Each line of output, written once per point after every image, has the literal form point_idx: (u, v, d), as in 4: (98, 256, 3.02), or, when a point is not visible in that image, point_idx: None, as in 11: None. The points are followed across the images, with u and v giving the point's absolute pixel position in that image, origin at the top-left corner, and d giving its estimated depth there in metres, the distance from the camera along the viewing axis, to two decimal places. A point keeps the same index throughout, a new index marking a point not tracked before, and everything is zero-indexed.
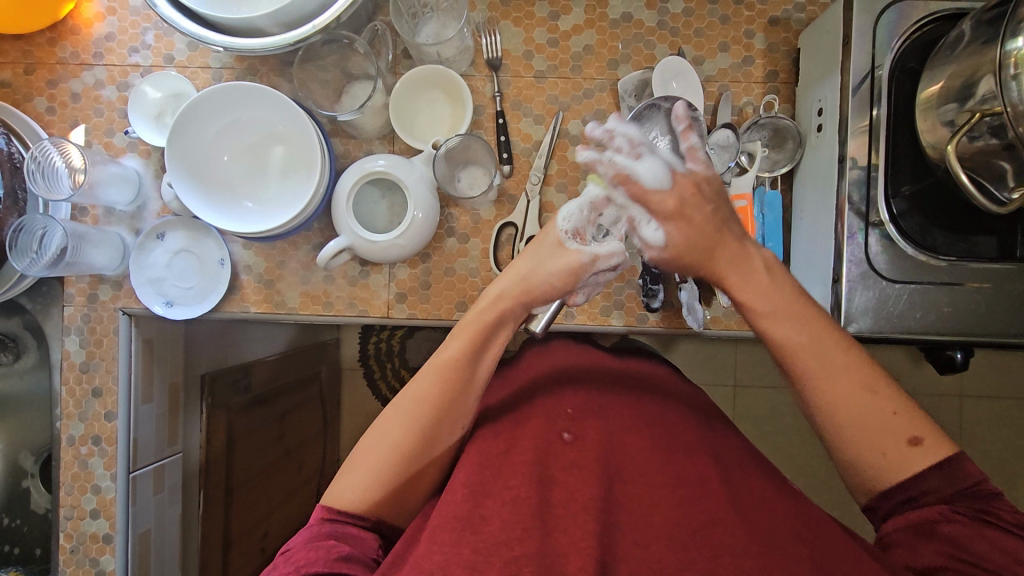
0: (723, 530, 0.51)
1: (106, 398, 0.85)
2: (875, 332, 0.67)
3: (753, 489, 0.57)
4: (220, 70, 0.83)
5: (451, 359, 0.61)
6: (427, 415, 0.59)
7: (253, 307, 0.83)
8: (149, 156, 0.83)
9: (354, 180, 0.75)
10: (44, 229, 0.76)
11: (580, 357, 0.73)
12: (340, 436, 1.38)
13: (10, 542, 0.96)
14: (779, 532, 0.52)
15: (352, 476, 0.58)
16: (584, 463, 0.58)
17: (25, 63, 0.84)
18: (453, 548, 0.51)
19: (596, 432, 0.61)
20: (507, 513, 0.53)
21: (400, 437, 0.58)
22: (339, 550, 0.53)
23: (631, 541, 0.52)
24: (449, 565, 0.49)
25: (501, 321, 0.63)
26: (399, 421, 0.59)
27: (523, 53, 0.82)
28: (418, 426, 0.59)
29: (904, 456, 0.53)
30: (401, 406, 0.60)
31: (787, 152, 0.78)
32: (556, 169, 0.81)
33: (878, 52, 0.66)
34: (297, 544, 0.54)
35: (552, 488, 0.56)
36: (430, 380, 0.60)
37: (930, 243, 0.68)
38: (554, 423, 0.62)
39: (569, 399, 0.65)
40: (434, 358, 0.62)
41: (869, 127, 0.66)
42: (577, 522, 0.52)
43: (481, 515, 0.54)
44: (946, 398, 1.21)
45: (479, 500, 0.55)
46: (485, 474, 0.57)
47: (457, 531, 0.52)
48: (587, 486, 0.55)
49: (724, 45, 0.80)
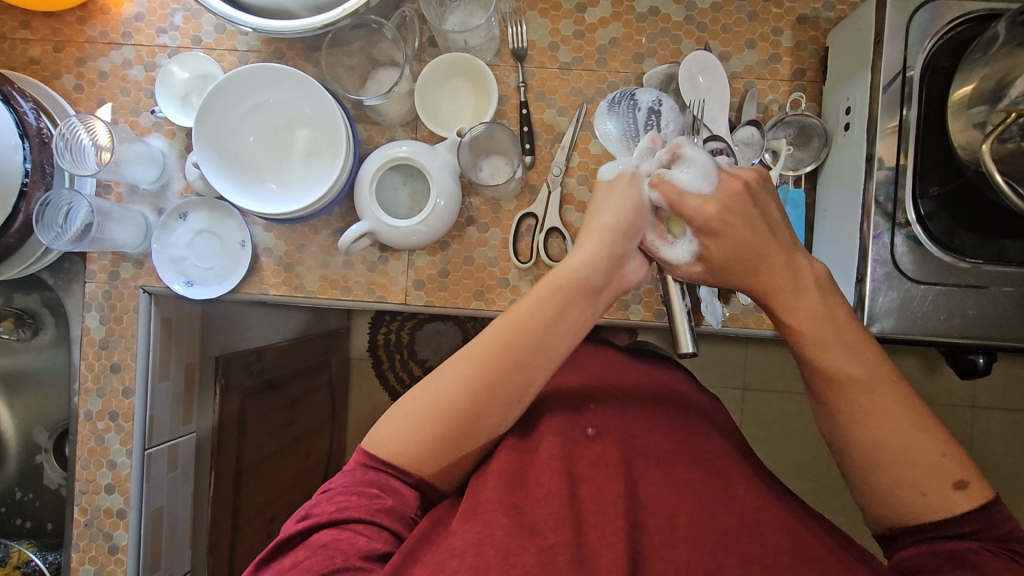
0: (750, 540, 0.51)
1: (125, 373, 0.85)
2: (898, 333, 0.66)
3: (779, 503, 0.55)
4: (246, 53, 0.83)
5: (512, 321, 0.59)
6: (476, 393, 0.57)
7: (272, 290, 0.83)
8: (174, 137, 0.84)
9: (377, 167, 0.75)
10: (70, 204, 0.77)
11: (605, 357, 0.73)
12: (346, 425, 1.39)
13: (22, 515, 0.97)
14: (805, 544, 0.51)
15: (394, 424, 0.57)
16: (609, 459, 0.58)
17: (55, 40, 0.85)
18: (487, 529, 0.50)
19: (619, 431, 0.61)
20: (539, 505, 0.53)
21: (449, 393, 0.56)
22: (381, 503, 0.53)
23: (657, 542, 0.52)
24: (483, 543, 0.49)
25: (579, 291, 0.61)
26: (424, 400, 0.56)
27: (548, 44, 0.82)
28: (446, 396, 0.56)
29: (933, 480, 0.51)
30: (434, 379, 0.58)
31: (812, 150, 0.78)
32: (578, 161, 0.81)
33: (909, 53, 0.65)
34: (338, 486, 0.54)
35: (579, 484, 0.56)
36: (469, 365, 0.57)
37: (956, 245, 0.67)
38: (577, 420, 0.63)
39: (593, 397, 0.66)
40: (498, 320, 0.60)
41: (899, 127, 0.65)
42: (607, 518, 0.52)
43: (514, 502, 0.53)
44: (958, 408, 1.20)
45: (511, 489, 0.54)
46: (514, 465, 0.57)
47: (493, 511, 0.51)
48: (613, 482, 0.56)
49: (752, 42, 0.80)
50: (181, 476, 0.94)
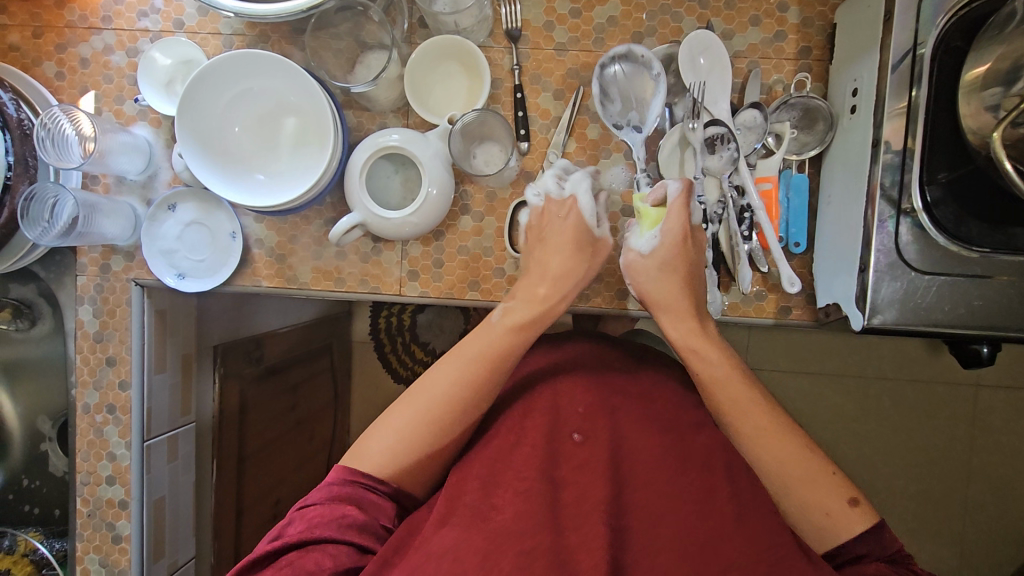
0: (727, 546, 0.51)
1: (121, 366, 0.85)
2: (900, 325, 0.65)
3: (764, 509, 0.55)
4: (231, 36, 0.80)
5: (493, 342, 0.66)
6: (455, 400, 0.62)
7: (265, 282, 0.82)
8: (159, 125, 0.82)
9: (368, 155, 0.73)
10: (55, 197, 0.75)
11: (600, 352, 0.71)
12: (350, 407, 1.40)
13: (29, 502, 0.99)
14: (782, 549, 0.51)
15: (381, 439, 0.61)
16: (594, 463, 0.57)
17: (34, 25, 0.82)
18: (464, 534, 0.52)
19: (607, 434, 0.60)
20: (518, 503, 0.54)
21: (432, 402, 0.62)
22: (351, 519, 0.56)
23: (637, 549, 0.53)
24: (459, 548, 0.51)
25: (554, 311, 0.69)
26: (407, 414, 0.62)
27: (544, 23, 0.78)
28: (430, 413, 0.62)
29: None
30: (414, 398, 0.63)
31: (817, 134, 0.75)
32: (575, 147, 0.79)
33: (921, 28, 0.61)
34: (314, 504, 0.57)
35: (562, 488, 0.56)
36: (450, 379, 0.63)
37: (964, 233, 0.64)
38: (563, 423, 0.62)
39: (586, 398, 0.64)
40: (479, 340, 0.66)
41: (907, 109, 0.62)
42: (588, 523, 0.53)
43: (493, 504, 0.55)
44: (960, 386, 1.19)
45: (490, 489, 0.56)
46: (496, 467, 0.58)
47: (468, 517, 0.54)
48: (597, 485, 0.55)
49: (756, 19, 0.77)
50: (182, 466, 0.95)
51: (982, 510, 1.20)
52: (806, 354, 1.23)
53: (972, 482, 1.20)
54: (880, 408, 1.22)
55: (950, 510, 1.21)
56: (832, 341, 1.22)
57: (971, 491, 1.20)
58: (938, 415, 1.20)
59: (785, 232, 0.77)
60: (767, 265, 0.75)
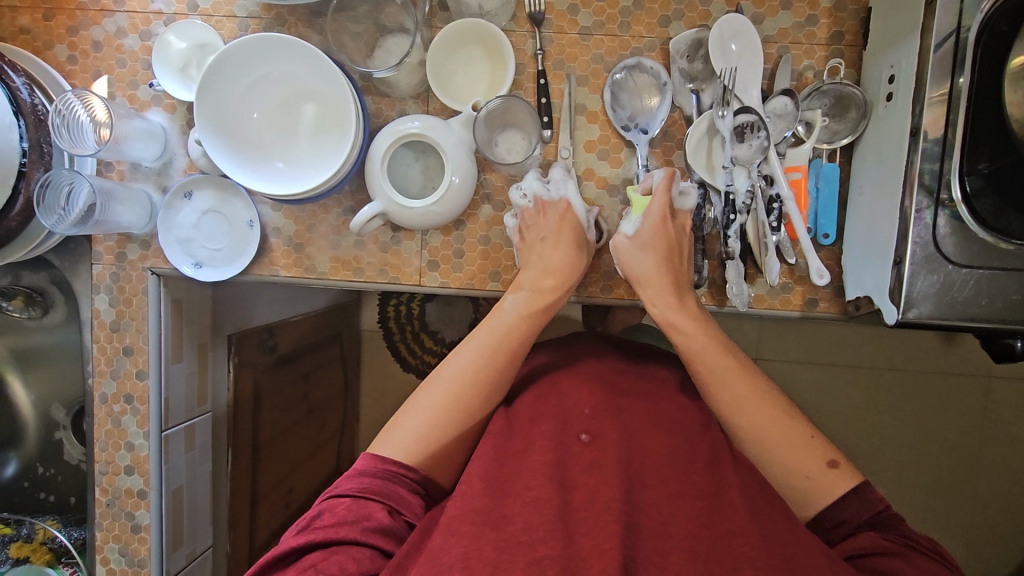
0: (744, 542, 0.50)
1: (137, 356, 0.84)
2: (936, 319, 0.64)
3: (773, 505, 0.54)
4: (246, 20, 0.78)
5: (508, 332, 0.66)
6: (469, 390, 0.63)
7: (283, 272, 0.81)
8: (174, 111, 0.80)
9: (388, 144, 0.72)
10: (71, 184, 0.74)
11: (600, 356, 0.71)
12: (360, 396, 1.39)
13: (45, 490, 0.99)
14: (798, 543, 0.50)
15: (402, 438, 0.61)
16: (604, 462, 0.56)
17: (45, 7, 0.80)
18: (473, 541, 0.50)
19: (614, 432, 0.59)
20: (530, 514, 0.52)
21: (448, 395, 0.63)
22: (376, 521, 0.54)
23: (651, 548, 0.50)
24: (470, 556, 0.49)
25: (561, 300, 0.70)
26: (425, 406, 0.62)
27: (568, 7, 0.76)
28: (449, 402, 0.62)
29: None
30: (433, 389, 0.64)
31: (849, 122, 0.73)
32: (598, 135, 0.77)
33: (966, 10, 0.59)
34: (338, 502, 0.56)
35: (572, 491, 0.54)
36: (466, 370, 0.64)
37: (1004, 225, 0.62)
38: (568, 426, 0.61)
39: (591, 398, 0.63)
40: (492, 329, 0.67)
41: (948, 96, 0.60)
42: (601, 523, 0.50)
43: (503, 512, 0.53)
44: (975, 377, 1.18)
45: (499, 498, 0.54)
46: (502, 470, 0.57)
47: (476, 526, 0.51)
48: (609, 485, 0.53)
49: (787, 2, 0.74)
50: (199, 455, 0.94)
51: (995, 501, 1.19)
52: (820, 345, 1.22)
53: (984, 474, 1.19)
54: (893, 399, 1.21)
55: (964, 503, 1.20)
56: (846, 332, 1.21)
57: (983, 483, 1.19)
58: (952, 406, 1.19)
59: (813, 223, 0.75)
60: (796, 257, 0.74)
